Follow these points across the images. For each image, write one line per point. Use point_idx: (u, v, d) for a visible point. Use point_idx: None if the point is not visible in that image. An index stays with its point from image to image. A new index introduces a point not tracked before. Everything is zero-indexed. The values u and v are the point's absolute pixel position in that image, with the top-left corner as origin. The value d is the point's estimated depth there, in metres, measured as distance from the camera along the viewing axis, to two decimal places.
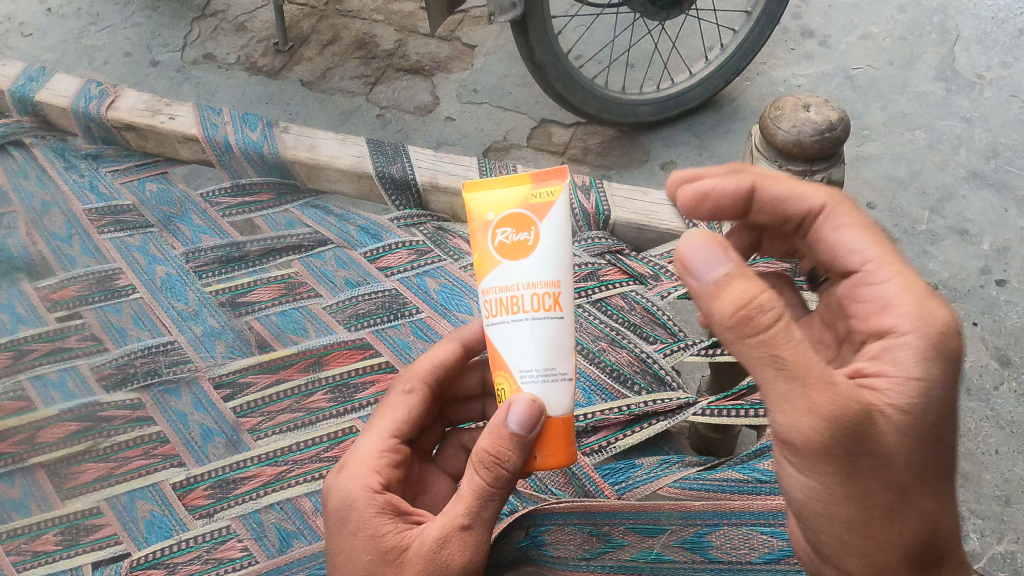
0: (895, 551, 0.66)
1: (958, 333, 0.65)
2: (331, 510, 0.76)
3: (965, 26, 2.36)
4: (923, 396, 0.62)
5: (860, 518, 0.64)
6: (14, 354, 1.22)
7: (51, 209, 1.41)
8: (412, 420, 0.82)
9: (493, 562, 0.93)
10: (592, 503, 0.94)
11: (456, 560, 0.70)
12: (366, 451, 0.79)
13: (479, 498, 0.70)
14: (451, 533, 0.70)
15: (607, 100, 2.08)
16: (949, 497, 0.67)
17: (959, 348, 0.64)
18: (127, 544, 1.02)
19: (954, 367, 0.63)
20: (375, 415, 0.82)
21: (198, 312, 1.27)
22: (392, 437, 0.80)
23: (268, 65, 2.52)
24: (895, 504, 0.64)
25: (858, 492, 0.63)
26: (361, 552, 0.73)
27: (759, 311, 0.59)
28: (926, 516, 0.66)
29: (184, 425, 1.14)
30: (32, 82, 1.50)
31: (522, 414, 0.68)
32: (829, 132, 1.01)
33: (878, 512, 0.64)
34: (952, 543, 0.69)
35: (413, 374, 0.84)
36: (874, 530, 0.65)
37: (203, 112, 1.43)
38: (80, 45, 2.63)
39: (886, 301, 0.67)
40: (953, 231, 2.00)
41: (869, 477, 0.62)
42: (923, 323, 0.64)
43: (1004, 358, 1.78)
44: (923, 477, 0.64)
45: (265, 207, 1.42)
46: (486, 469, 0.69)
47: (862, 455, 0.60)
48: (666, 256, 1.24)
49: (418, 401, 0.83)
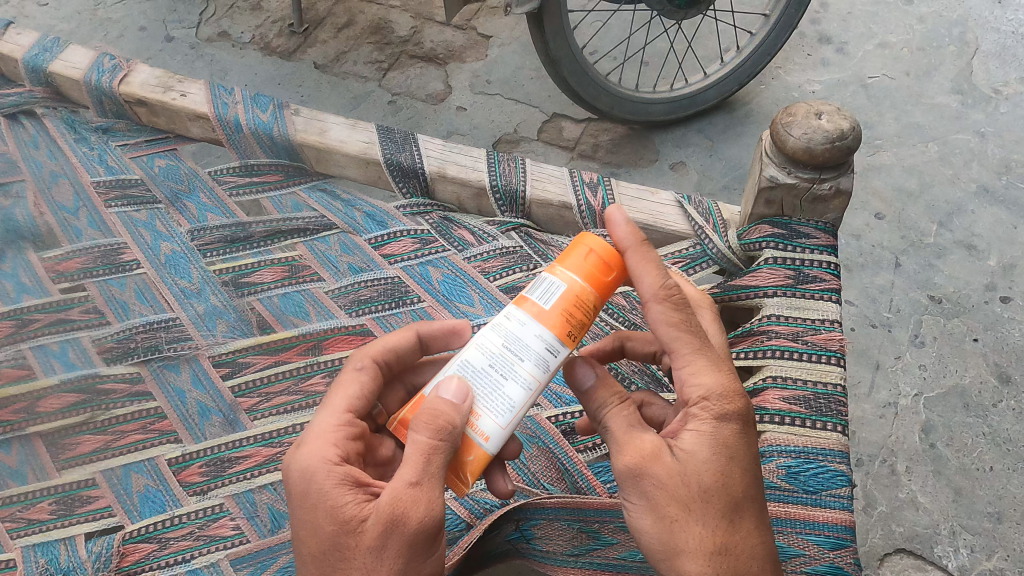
0: (686, 561, 0.73)
1: (733, 394, 0.75)
2: (291, 484, 0.74)
3: (984, 39, 2.35)
4: (699, 439, 0.74)
5: (658, 535, 0.73)
6: (17, 323, 1.22)
7: (60, 180, 1.41)
8: (367, 398, 0.79)
9: (484, 552, 0.99)
10: (580, 500, 0.93)
11: (413, 517, 0.69)
12: (320, 426, 0.76)
13: (423, 455, 0.69)
14: (400, 493, 0.69)
15: (620, 97, 2.07)
16: (744, 523, 0.75)
17: (736, 404, 0.75)
18: (121, 516, 1.03)
19: (729, 417, 0.74)
20: (327, 394, 0.79)
21: (201, 290, 1.27)
22: (346, 412, 0.77)
23: (282, 46, 2.52)
24: (680, 520, 0.73)
25: (650, 510, 0.73)
26: (325, 521, 0.72)
27: (608, 407, 0.75)
28: (720, 537, 0.74)
29: (182, 401, 1.15)
30: (46, 52, 1.51)
31: (455, 387, 0.71)
32: (841, 142, 1.00)
33: (667, 526, 0.73)
34: (757, 568, 0.76)
35: (362, 352, 0.81)
36: (671, 541, 0.73)
37: (214, 90, 1.43)
38: (96, 18, 2.63)
39: (679, 381, 0.76)
40: (960, 246, 1.99)
41: (657, 497, 0.72)
42: (701, 389, 0.75)
43: (1005, 375, 1.78)
44: (707, 502, 0.73)
45: (273, 188, 1.42)
46: (426, 426, 0.69)
47: (644, 477, 0.72)
48: (670, 257, 1.20)
49: (369, 378, 0.80)
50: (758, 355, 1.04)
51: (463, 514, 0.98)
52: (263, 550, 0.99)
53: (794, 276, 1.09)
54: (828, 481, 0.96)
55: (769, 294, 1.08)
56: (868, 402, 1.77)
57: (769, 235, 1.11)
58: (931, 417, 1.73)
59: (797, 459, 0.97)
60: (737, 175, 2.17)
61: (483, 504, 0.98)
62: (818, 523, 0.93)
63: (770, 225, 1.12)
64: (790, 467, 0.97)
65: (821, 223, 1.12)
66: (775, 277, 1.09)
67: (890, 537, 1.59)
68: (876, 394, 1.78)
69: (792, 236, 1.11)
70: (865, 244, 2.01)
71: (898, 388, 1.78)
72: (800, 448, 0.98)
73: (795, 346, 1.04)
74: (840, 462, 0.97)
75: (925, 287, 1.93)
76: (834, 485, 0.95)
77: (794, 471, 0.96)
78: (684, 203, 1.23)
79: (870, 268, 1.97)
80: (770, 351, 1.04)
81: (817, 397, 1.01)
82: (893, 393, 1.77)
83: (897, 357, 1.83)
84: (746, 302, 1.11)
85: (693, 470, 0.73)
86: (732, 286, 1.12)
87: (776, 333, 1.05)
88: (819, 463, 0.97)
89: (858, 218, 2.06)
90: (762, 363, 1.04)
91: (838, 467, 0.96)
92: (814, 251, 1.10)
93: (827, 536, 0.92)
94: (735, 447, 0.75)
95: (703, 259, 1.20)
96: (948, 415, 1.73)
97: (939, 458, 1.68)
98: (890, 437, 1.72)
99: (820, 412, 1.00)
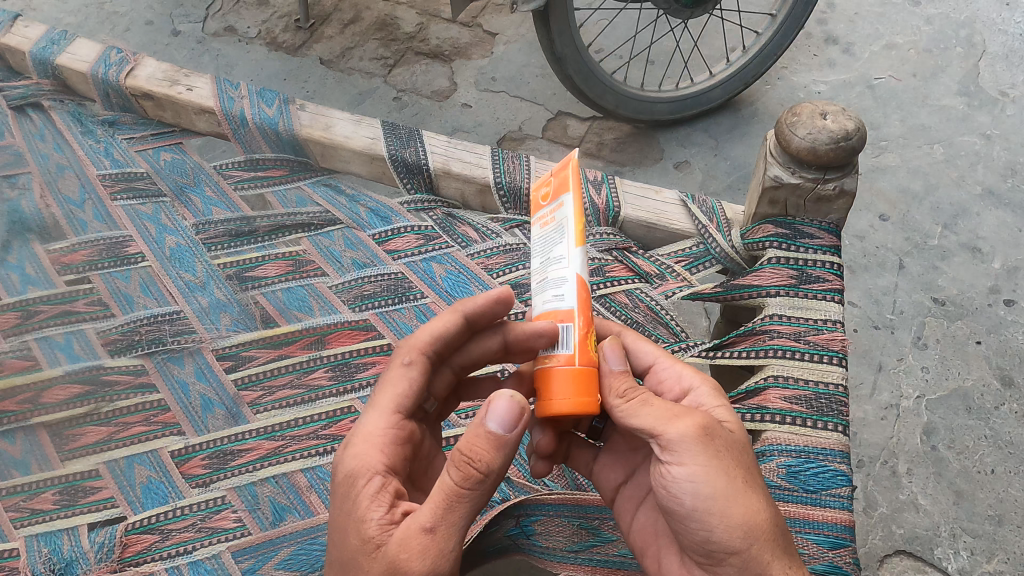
0: (766, 525, 0.72)
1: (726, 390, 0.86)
2: (335, 485, 0.77)
3: (991, 41, 2.34)
4: (731, 415, 0.80)
5: (733, 501, 0.72)
6: (22, 314, 1.23)
7: (66, 173, 1.42)
8: (415, 394, 0.82)
9: (483, 548, 0.97)
10: (583, 495, 0.97)
11: (416, 567, 0.67)
12: (369, 427, 0.79)
13: (444, 501, 0.68)
14: (412, 534, 0.68)
15: (625, 96, 2.07)
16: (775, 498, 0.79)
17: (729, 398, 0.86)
18: (123, 507, 1.04)
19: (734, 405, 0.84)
20: (378, 390, 0.82)
21: (206, 284, 1.27)
22: (394, 413, 0.80)
23: (288, 41, 2.52)
24: (750, 481, 0.74)
25: (724, 472, 0.72)
26: (349, 536, 0.72)
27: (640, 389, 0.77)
28: (775, 503, 0.76)
29: (185, 393, 1.15)
30: (53, 45, 1.52)
31: (502, 415, 0.68)
32: (846, 142, 1.00)
33: (742, 487, 0.73)
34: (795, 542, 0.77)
35: (413, 345, 0.84)
36: (747, 505, 0.72)
37: (221, 85, 1.43)
38: (103, 11, 2.64)
39: (678, 373, 0.86)
40: (964, 248, 1.99)
41: (727, 458, 0.73)
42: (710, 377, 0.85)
43: (1007, 379, 1.77)
44: (757, 467, 0.77)
45: (277, 182, 1.43)
46: (456, 468, 0.68)
47: (714, 436, 0.73)
48: (673, 256, 1.23)
49: (417, 373, 0.83)
50: (759, 355, 1.04)
51: None
52: (264, 542, 1.00)
53: (797, 276, 1.09)
54: (828, 481, 0.96)
55: (772, 294, 1.08)
56: (869, 403, 1.77)
57: (772, 235, 1.12)
58: (933, 419, 1.73)
59: (798, 458, 0.97)
60: (742, 175, 2.17)
61: None
62: (817, 522, 0.93)
63: (773, 225, 1.12)
64: (790, 467, 0.96)
65: (824, 224, 1.12)
66: (778, 277, 1.09)
67: (890, 538, 1.59)
68: (877, 396, 1.78)
69: (796, 236, 1.11)
70: (868, 246, 2.01)
71: (900, 390, 1.78)
72: (801, 448, 0.98)
73: (796, 346, 1.04)
74: (840, 462, 0.97)
75: (928, 289, 1.93)
76: (834, 485, 0.95)
77: (794, 471, 0.96)
78: (688, 201, 1.24)
79: (874, 270, 1.97)
80: (772, 350, 1.04)
81: (817, 397, 1.01)
82: (895, 395, 1.77)
83: (900, 359, 1.82)
84: (748, 302, 1.11)
85: (741, 441, 0.77)
86: (734, 285, 1.12)
87: (778, 332, 1.05)
88: (820, 462, 0.97)
89: (862, 219, 2.06)
90: (762, 362, 1.04)
91: (838, 467, 0.96)
92: (817, 251, 1.10)
93: (827, 535, 0.92)
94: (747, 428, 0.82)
95: (707, 258, 1.21)
96: (950, 417, 1.73)
97: (940, 460, 1.68)
98: (891, 438, 1.72)
99: (821, 412, 1.00)
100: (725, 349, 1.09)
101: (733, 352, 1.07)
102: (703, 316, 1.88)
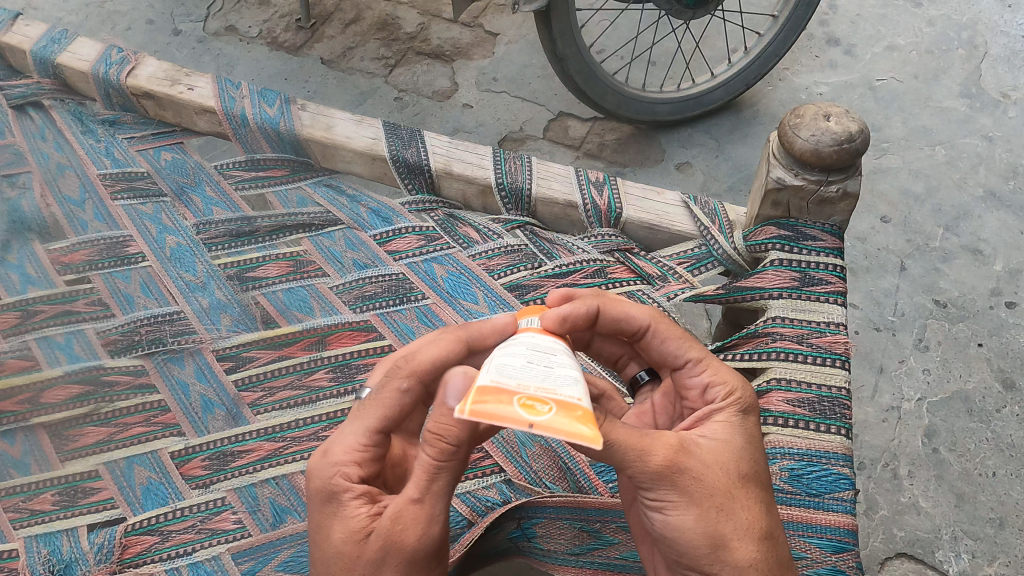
0: (742, 550, 0.73)
1: (748, 389, 0.82)
2: (311, 490, 0.76)
3: (993, 43, 2.33)
4: (729, 430, 0.78)
5: (704, 529, 0.72)
6: (22, 314, 1.22)
7: (67, 172, 1.42)
8: (403, 418, 0.77)
9: (485, 550, 0.99)
10: (583, 499, 0.94)
11: (411, 536, 0.71)
12: (349, 441, 0.75)
13: (427, 473, 0.69)
14: (403, 508, 0.71)
15: (626, 97, 2.06)
16: (775, 509, 0.78)
17: (752, 398, 0.81)
18: (123, 508, 1.03)
19: (751, 413, 0.80)
20: (364, 403, 0.77)
21: (206, 284, 1.27)
22: (378, 432, 0.76)
23: (289, 41, 2.52)
24: (726, 507, 0.73)
25: (693, 505, 0.72)
26: (333, 533, 0.73)
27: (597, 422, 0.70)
28: (764, 521, 0.75)
29: (185, 394, 1.15)
30: (54, 44, 1.52)
31: (457, 390, 0.65)
32: (849, 143, 1.00)
33: (715, 516, 0.72)
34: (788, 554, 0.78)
35: (411, 370, 0.76)
36: (719, 532, 0.73)
37: (222, 85, 1.43)
38: (103, 10, 2.63)
39: (704, 384, 0.82)
40: (966, 250, 1.98)
41: (697, 489, 0.72)
42: (726, 387, 0.80)
43: (1009, 381, 1.77)
44: (747, 487, 0.75)
45: (278, 182, 1.43)
46: (430, 445, 0.68)
47: (681, 471, 0.71)
48: (675, 258, 1.22)
49: (411, 399, 0.76)
50: (760, 357, 1.04)
51: (465, 511, 0.98)
52: (264, 544, 0.99)
53: (799, 279, 1.09)
54: (831, 484, 0.95)
55: (774, 296, 1.08)
56: (871, 405, 1.77)
57: (775, 236, 1.11)
58: (934, 421, 1.73)
59: (800, 462, 0.97)
60: (743, 176, 2.17)
61: (485, 503, 0.99)
62: (820, 526, 0.93)
63: (775, 226, 1.12)
64: (793, 470, 0.96)
65: (827, 225, 1.11)
66: (780, 279, 1.09)
67: (891, 541, 1.59)
68: (879, 398, 1.77)
69: (799, 238, 1.10)
70: (870, 247, 2.01)
71: (901, 392, 1.78)
72: (803, 450, 0.97)
73: (799, 348, 1.03)
74: (843, 465, 0.97)
75: (930, 291, 1.92)
76: (837, 489, 0.95)
77: (796, 474, 0.96)
78: (690, 203, 1.23)
79: (875, 272, 1.97)
80: (774, 353, 1.04)
81: (820, 400, 1.00)
82: (896, 397, 1.77)
83: (901, 361, 1.82)
84: (750, 303, 1.10)
85: (730, 460, 0.75)
86: (737, 287, 1.11)
87: (781, 335, 1.05)
88: (822, 466, 0.96)
89: (864, 221, 2.06)
90: (764, 366, 1.04)
91: (841, 471, 0.96)
92: (820, 253, 1.10)
93: (830, 539, 0.92)
94: (757, 437, 0.79)
95: (709, 259, 1.20)
96: (951, 420, 1.73)
97: (941, 462, 1.67)
98: (892, 441, 1.71)
99: (823, 415, 0.99)
100: (727, 352, 1.09)
101: (736, 355, 1.07)
102: (705, 318, 1.88)
